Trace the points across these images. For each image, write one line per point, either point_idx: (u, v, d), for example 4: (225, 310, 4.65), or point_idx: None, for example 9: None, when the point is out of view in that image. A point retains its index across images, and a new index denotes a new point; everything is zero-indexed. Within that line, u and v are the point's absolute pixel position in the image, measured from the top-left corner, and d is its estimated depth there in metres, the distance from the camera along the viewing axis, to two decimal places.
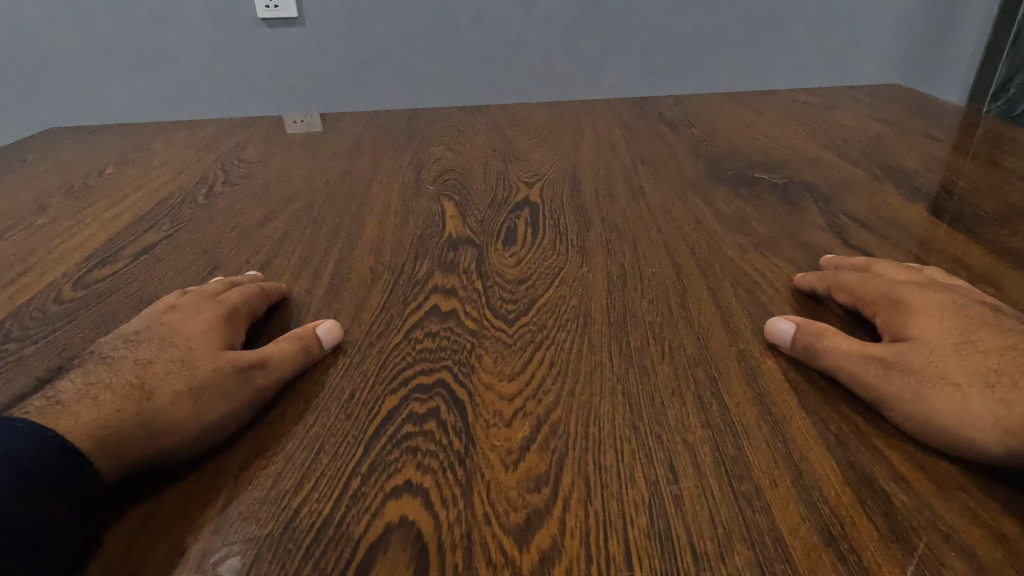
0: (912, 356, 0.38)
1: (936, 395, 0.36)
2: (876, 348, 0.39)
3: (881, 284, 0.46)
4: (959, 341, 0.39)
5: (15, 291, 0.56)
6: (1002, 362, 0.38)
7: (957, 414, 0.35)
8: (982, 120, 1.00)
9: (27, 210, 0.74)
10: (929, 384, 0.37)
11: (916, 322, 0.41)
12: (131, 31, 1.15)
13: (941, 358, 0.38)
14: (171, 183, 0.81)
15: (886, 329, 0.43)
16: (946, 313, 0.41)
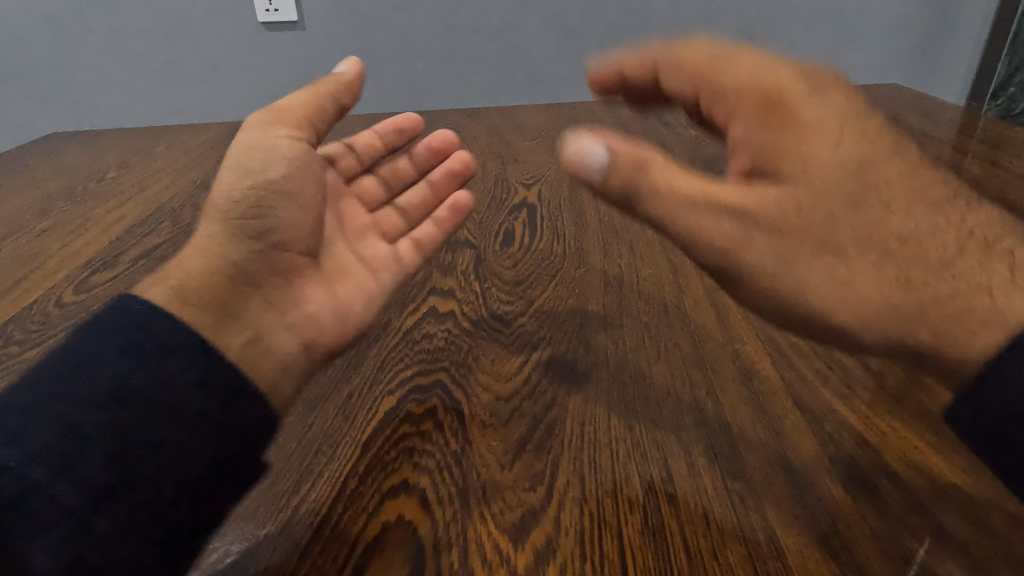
0: (786, 210, 0.35)
1: (823, 270, 0.35)
2: (732, 194, 0.36)
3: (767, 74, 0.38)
4: (860, 190, 0.35)
5: (16, 296, 0.56)
6: (904, 224, 0.35)
7: (844, 295, 0.34)
8: (981, 120, 1.00)
9: (28, 215, 0.74)
10: (822, 257, 0.35)
11: (803, 141, 0.35)
12: (133, 34, 1.17)
13: (837, 215, 0.35)
14: (171, 187, 0.81)
15: (751, 148, 0.37)
16: (839, 138, 0.35)
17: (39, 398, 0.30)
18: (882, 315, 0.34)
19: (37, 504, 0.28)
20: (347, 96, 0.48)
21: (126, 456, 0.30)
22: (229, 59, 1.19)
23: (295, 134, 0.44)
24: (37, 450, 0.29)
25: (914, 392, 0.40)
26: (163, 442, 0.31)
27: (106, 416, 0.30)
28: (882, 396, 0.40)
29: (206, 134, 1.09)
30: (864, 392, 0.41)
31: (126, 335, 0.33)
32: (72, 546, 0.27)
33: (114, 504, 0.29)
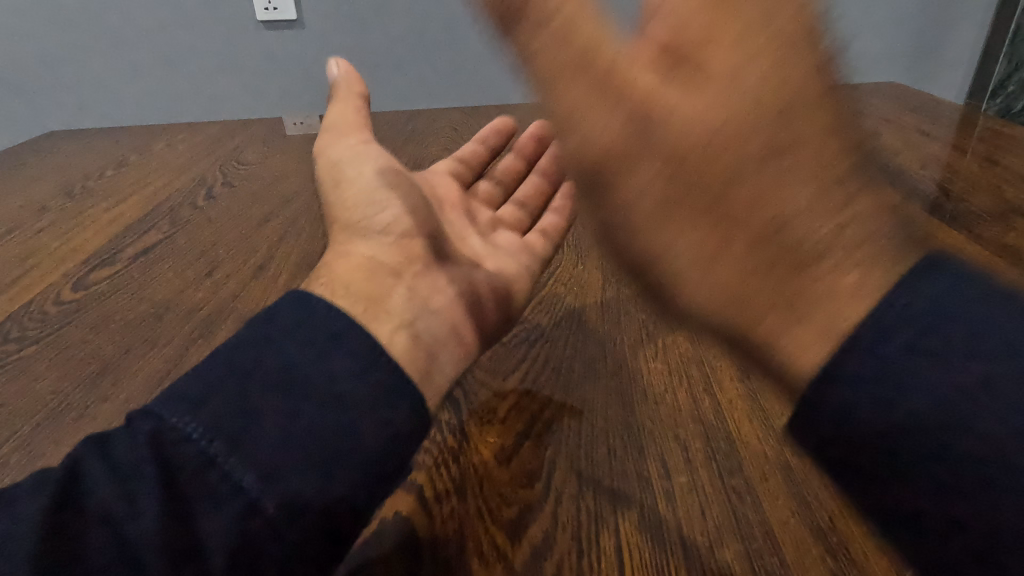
0: (677, 102, 0.30)
1: (684, 220, 0.30)
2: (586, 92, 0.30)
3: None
4: (762, 127, 0.29)
5: (16, 292, 0.56)
6: (791, 195, 0.28)
7: (699, 260, 0.30)
8: (980, 118, 1.01)
9: (28, 212, 0.75)
10: (694, 199, 0.30)
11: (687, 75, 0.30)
12: (135, 32, 1.19)
13: (722, 160, 0.29)
14: (171, 185, 0.81)
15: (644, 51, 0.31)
16: (757, 54, 0.29)
17: (220, 370, 0.29)
18: (727, 292, 0.29)
19: (213, 478, 0.26)
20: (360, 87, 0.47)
21: (301, 438, 0.27)
22: (231, 56, 1.22)
23: (365, 138, 0.44)
24: (213, 421, 0.27)
25: None
26: (339, 427, 0.28)
27: (282, 399, 0.28)
28: None
29: (205, 132, 1.09)
30: None
31: (295, 321, 0.31)
32: (242, 525, 0.26)
33: (284, 484, 0.26)
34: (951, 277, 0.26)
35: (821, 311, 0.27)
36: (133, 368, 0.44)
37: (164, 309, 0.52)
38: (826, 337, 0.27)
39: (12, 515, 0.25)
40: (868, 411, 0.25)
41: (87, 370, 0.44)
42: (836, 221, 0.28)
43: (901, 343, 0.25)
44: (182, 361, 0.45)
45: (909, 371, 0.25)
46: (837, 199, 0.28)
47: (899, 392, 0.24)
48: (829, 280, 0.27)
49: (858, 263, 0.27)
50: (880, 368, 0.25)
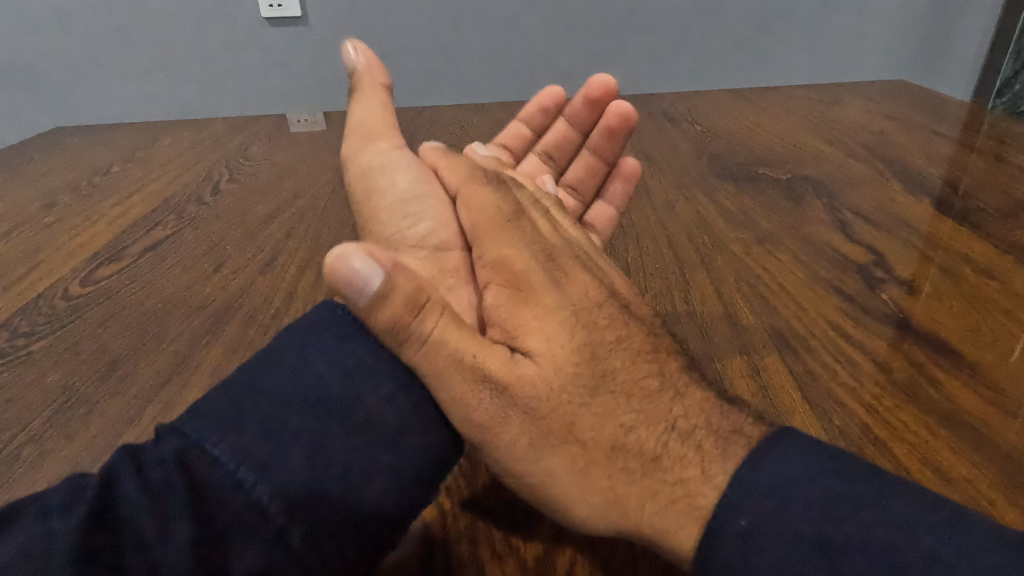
0: (537, 382, 0.34)
1: (556, 458, 0.33)
2: (489, 363, 0.34)
3: (516, 255, 0.39)
4: (590, 377, 0.34)
5: (24, 288, 0.56)
6: (624, 416, 0.34)
7: (577, 485, 0.33)
8: (985, 114, 1.00)
9: (35, 208, 0.74)
10: (556, 442, 0.33)
11: (539, 320, 0.36)
12: (139, 29, 1.19)
13: (572, 408, 0.34)
14: (178, 180, 0.81)
15: (502, 320, 0.37)
16: (566, 319, 0.36)
17: (246, 395, 0.31)
18: (608, 504, 0.32)
19: (241, 503, 0.27)
20: (381, 76, 0.49)
21: (325, 471, 0.29)
22: (238, 53, 1.22)
23: (395, 143, 0.46)
24: (240, 445, 0.28)
25: (919, 382, 0.41)
26: (357, 462, 0.30)
27: (308, 419, 0.30)
28: (888, 388, 0.40)
29: (211, 129, 1.09)
30: (871, 383, 0.41)
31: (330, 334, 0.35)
32: (269, 553, 0.26)
33: (314, 516, 0.28)
34: (781, 447, 0.31)
35: (683, 499, 0.32)
36: (142, 364, 0.44)
37: (173, 304, 0.51)
38: (693, 518, 0.31)
39: (50, 519, 0.24)
40: (771, 567, 0.28)
41: (97, 365, 0.44)
42: (662, 425, 0.34)
43: (762, 512, 0.29)
44: (193, 356, 0.45)
45: (771, 539, 0.28)
46: (655, 406, 0.35)
47: (786, 549, 0.28)
48: (676, 472, 0.32)
49: (686, 447, 0.33)
50: (758, 537, 0.29)
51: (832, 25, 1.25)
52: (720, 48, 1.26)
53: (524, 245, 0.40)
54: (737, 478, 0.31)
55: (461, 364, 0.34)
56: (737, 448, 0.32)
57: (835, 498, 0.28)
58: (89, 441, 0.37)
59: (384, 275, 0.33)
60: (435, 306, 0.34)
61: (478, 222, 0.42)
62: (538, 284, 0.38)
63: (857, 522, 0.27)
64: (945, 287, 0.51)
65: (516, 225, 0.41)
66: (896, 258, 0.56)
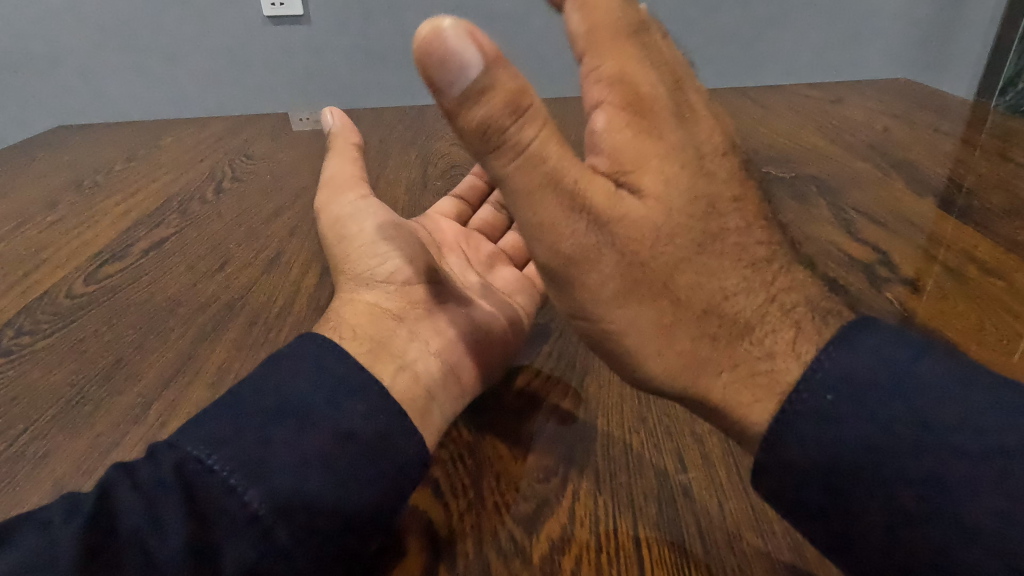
0: (644, 234, 0.32)
1: (643, 308, 0.33)
2: (593, 191, 0.32)
3: (640, 76, 0.35)
4: (700, 233, 0.33)
5: (27, 287, 0.56)
6: (728, 279, 0.33)
7: (655, 339, 0.33)
8: (990, 113, 1.00)
9: (38, 206, 0.75)
10: (648, 292, 0.32)
11: (653, 163, 0.33)
12: (141, 28, 1.20)
13: (675, 259, 0.32)
14: (181, 179, 0.81)
15: (608, 149, 0.34)
16: (679, 169, 0.33)
17: (240, 406, 0.31)
18: (677, 371, 0.33)
19: (231, 510, 0.28)
20: (354, 135, 0.53)
21: (314, 475, 0.29)
22: (240, 51, 1.22)
23: (362, 194, 0.49)
24: (233, 451, 0.29)
25: None
26: (341, 467, 0.30)
27: (302, 423, 0.31)
28: None
29: (213, 127, 1.09)
30: None
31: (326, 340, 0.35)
32: (260, 549, 0.28)
33: (304, 515, 0.28)
34: (879, 330, 0.30)
35: (768, 374, 0.32)
36: (147, 362, 0.44)
37: (177, 303, 0.51)
38: (772, 395, 0.31)
39: (52, 532, 0.26)
40: (852, 435, 0.28)
41: (101, 364, 0.44)
42: (763, 295, 0.33)
43: (861, 382, 0.28)
44: (197, 355, 0.45)
45: (857, 406, 0.28)
46: (760, 276, 0.33)
47: (877, 430, 0.27)
48: (765, 345, 0.32)
49: (784, 321, 0.32)
50: (844, 402, 0.28)
51: (834, 23, 1.25)
52: (721, 47, 1.25)
53: (644, 67, 0.35)
54: (821, 355, 0.30)
55: (558, 183, 0.32)
56: (829, 322, 0.32)
57: (929, 374, 0.28)
58: (93, 440, 0.37)
59: (484, 66, 0.30)
60: (537, 116, 0.32)
61: (597, 24, 0.35)
62: (662, 117, 0.35)
63: (952, 405, 0.27)
64: (950, 286, 0.51)
65: (638, 40, 0.36)
66: (900, 256, 0.56)
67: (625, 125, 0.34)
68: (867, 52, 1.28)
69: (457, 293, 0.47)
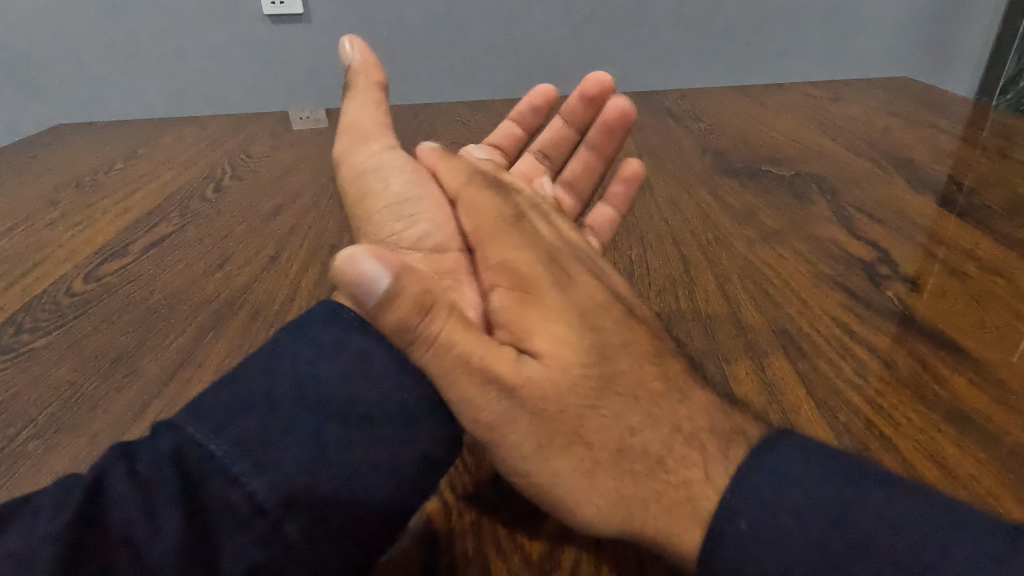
0: (547, 387, 0.33)
1: (561, 458, 0.32)
2: (503, 348, 0.34)
3: (522, 259, 0.40)
4: (598, 381, 0.34)
5: (27, 284, 0.56)
6: (631, 418, 0.33)
7: (580, 486, 0.32)
8: (990, 111, 1.00)
9: (39, 204, 0.75)
10: (563, 441, 0.32)
11: (547, 323, 0.36)
12: (141, 26, 1.20)
13: (579, 409, 0.33)
14: (181, 177, 0.81)
15: (506, 325, 0.36)
16: (570, 326, 0.35)
17: (247, 392, 0.30)
18: (611, 507, 0.32)
19: (232, 504, 0.27)
20: (377, 74, 0.48)
21: (322, 464, 0.29)
22: (240, 49, 1.22)
23: (387, 144, 0.46)
24: (238, 442, 0.29)
25: (924, 379, 0.41)
26: (347, 455, 0.30)
27: (308, 416, 0.30)
28: (893, 385, 0.40)
29: (214, 126, 1.09)
30: (875, 380, 0.41)
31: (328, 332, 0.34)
32: (261, 545, 0.27)
33: (309, 511, 0.28)
34: (794, 442, 0.32)
35: (688, 501, 0.31)
36: (146, 360, 0.44)
37: (177, 301, 0.51)
38: (697, 522, 0.30)
39: (39, 525, 0.25)
40: (774, 538, 0.29)
41: (100, 362, 0.44)
42: (666, 427, 0.34)
43: (781, 491, 0.30)
44: (197, 353, 0.45)
45: (777, 513, 0.29)
46: (660, 409, 0.34)
47: (796, 535, 0.28)
48: (680, 472, 0.32)
49: (691, 448, 0.33)
50: (766, 508, 0.29)
51: (834, 21, 1.25)
52: (722, 45, 1.25)
53: (526, 252, 0.40)
54: (736, 481, 0.31)
55: (469, 355, 0.33)
56: (738, 449, 0.32)
57: (841, 481, 0.29)
58: (94, 436, 0.37)
59: (392, 276, 0.32)
60: (445, 306, 0.33)
61: (480, 225, 0.42)
62: (548, 295, 0.37)
63: (857, 514, 0.28)
64: (950, 284, 0.51)
65: (518, 228, 0.42)
66: (901, 255, 0.56)
67: (516, 302, 0.37)
68: (867, 51, 1.28)
69: None
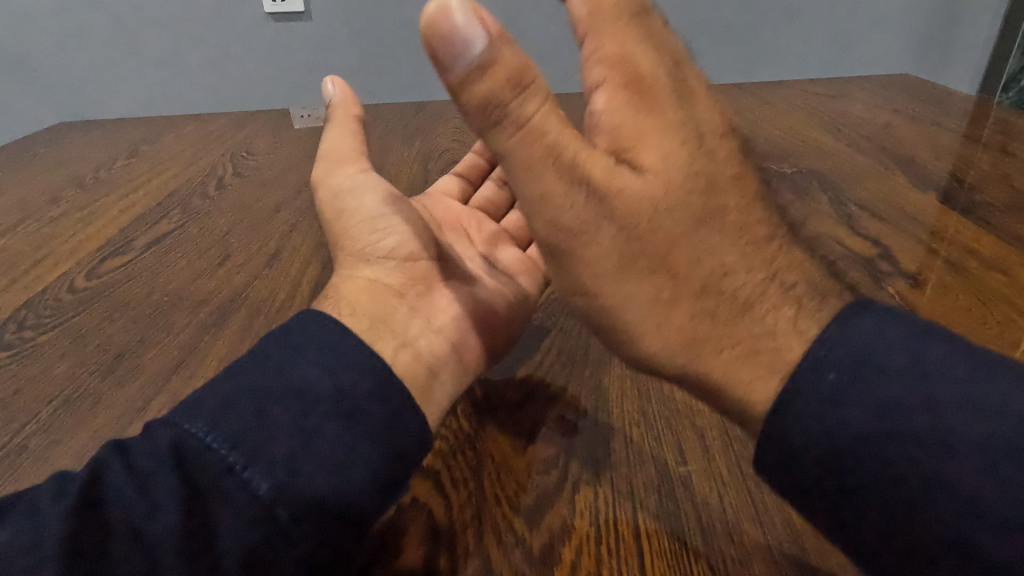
0: (646, 211, 0.32)
1: (641, 286, 0.33)
2: (596, 164, 0.33)
3: (640, 58, 0.35)
4: (701, 208, 0.33)
5: (30, 281, 0.56)
6: (727, 254, 0.32)
7: (655, 317, 0.33)
8: (992, 108, 0.99)
9: (40, 202, 0.75)
10: (646, 268, 0.33)
11: (647, 145, 0.34)
12: (142, 26, 1.20)
13: (674, 235, 0.32)
14: (182, 175, 0.81)
15: (606, 135, 0.35)
16: (672, 151, 0.33)
17: (245, 387, 0.31)
18: (682, 344, 0.33)
19: (232, 492, 0.28)
20: (353, 105, 0.51)
21: (316, 451, 0.29)
22: (241, 47, 1.22)
23: (362, 167, 0.47)
24: (234, 433, 0.29)
25: None
26: (343, 446, 0.30)
27: (303, 404, 0.30)
28: None
29: (214, 123, 1.09)
30: None
31: (325, 326, 0.35)
32: (256, 528, 0.28)
33: (301, 496, 0.28)
34: (879, 317, 0.30)
35: (767, 351, 0.32)
36: (146, 355, 0.44)
37: (178, 296, 0.52)
38: (774, 372, 0.31)
39: (41, 521, 0.26)
40: (857, 420, 0.27)
41: (101, 357, 0.45)
42: (762, 271, 0.33)
43: (865, 367, 0.28)
44: (198, 347, 0.45)
45: (863, 391, 0.28)
46: (760, 253, 0.33)
47: (884, 414, 0.27)
48: (768, 321, 0.32)
49: (787, 299, 0.32)
50: (850, 386, 0.28)
51: (833, 19, 1.25)
52: (722, 43, 1.25)
53: (643, 48, 0.36)
54: (823, 334, 0.30)
55: (559, 157, 0.32)
56: (829, 306, 0.32)
57: (925, 358, 0.28)
58: (96, 431, 0.38)
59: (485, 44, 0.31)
60: (539, 90, 0.32)
61: (596, 10, 0.36)
62: (660, 100, 0.35)
63: (941, 391, 0.26)
64: (951, 281, 0.51)
65: (639, 23, 0.36)
66: (901, 250, 0.56)
67: (624, 105, 0.35)
68: (867, 48, 1.29)
69: (460, 276, 0.47)
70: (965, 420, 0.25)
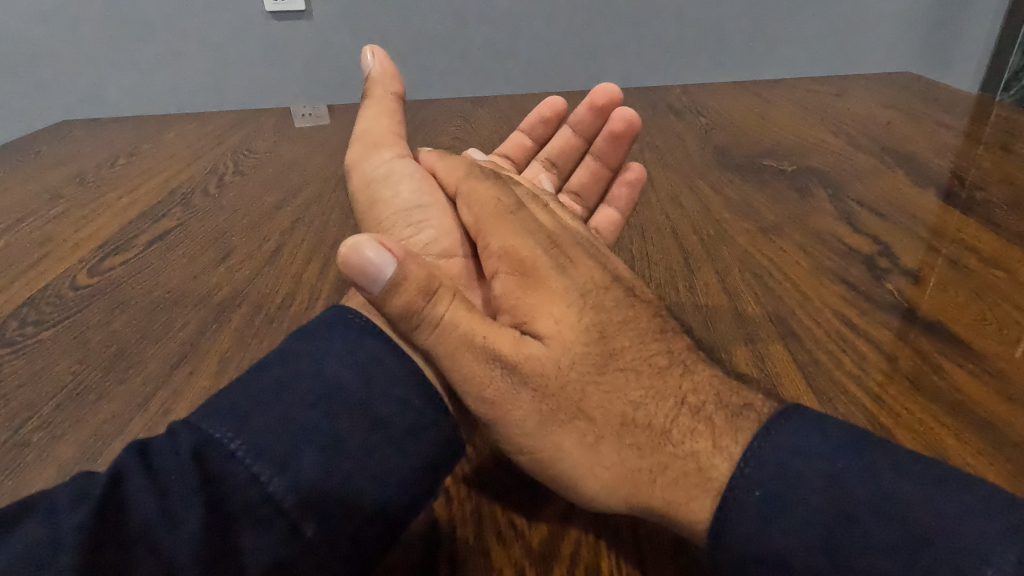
0: (549, 369, 0.34)
1: (564, 432, 0.33)
2: (503, 343, 0.34)
3: (522, 244, 0.39)
4: (600, 355, 0.35)
5: (32, 278, 0.56)
6: (633, 391, 0.34)
7: (586, 459, 0.33)
8: (994, 106, 0.99)
9: (42, 199, 0.75)
10: (564, 416, 0.33)
11: (548, 303, 0.36)
12: (143, 24, 1.20)
13: (581, 384, 0.34)
14: (184, 173, 0.81)
15: (510, 307, 0.37)
16: (569, 307, 0.36)
17: (261, 390, 0.31)
18: (616, 480, 0.32)
19: (252, 496, 0.28)
20: (394, 83, 0.52)
21: (340, 460, 0.30)
22: (243, 45, 1.22)
23: (398, 152, 0.48)
24: (255, 443, 0.29)
25: (925, 369, 0.41)
26: (362, 455, 0.30)
27: (320, 409, 0.31)
28: (894, 377, 0.41)
29: (216, 122, 1.09)
30: (875, 372, 0.41)
31: (330, 328, 0.35)
32: (280, 545, 0.27)
33: (325, 508, 0.29)
34: (791, 424, 0.31)
35: (695, 472, 0.31)
36: (148, 352, 0.44)
37: (179, 294, 0.52)
38: (707, 491, 0.31)
39: (57, 523, 0.25)
40: (789, 541, 0.28)
41: (104, 354, 0.45)
42: (671, 399, 0.34)
43: (780, 486, 0.29)
44: (200, 343, 0.45)
45: (786, 507, 0.28)
46: (665, 382, 0.35)
47: (812, 532, 0.27)
48: (687, 444, 0.32)
49: (698, 421, 0.33)
50: (774, 504, 0.29)
51: (834, 17, 1.25)
52: (723, 41, 1.25)
53: (525, 237, 0.40)
54: (747, 451, 0.31)
55: (472, 344, 0.34)
56: (746, 422, 0.32)
57: (826, 457, 0.29)
58: (99, 427, 0.38)
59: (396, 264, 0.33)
60: (446, 291, 0.35)
61: (481, 215, 0.43)
62: (546, 273, 0.38)
63: (857, 490, 0.27)
64: (951, 277, 0.51)
65: (518, 216, 0.42)
66: (901, 248, 0.56)
67: (514, 286, 0.38)
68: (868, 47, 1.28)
69: None
70: (883, 513, 0.27)
